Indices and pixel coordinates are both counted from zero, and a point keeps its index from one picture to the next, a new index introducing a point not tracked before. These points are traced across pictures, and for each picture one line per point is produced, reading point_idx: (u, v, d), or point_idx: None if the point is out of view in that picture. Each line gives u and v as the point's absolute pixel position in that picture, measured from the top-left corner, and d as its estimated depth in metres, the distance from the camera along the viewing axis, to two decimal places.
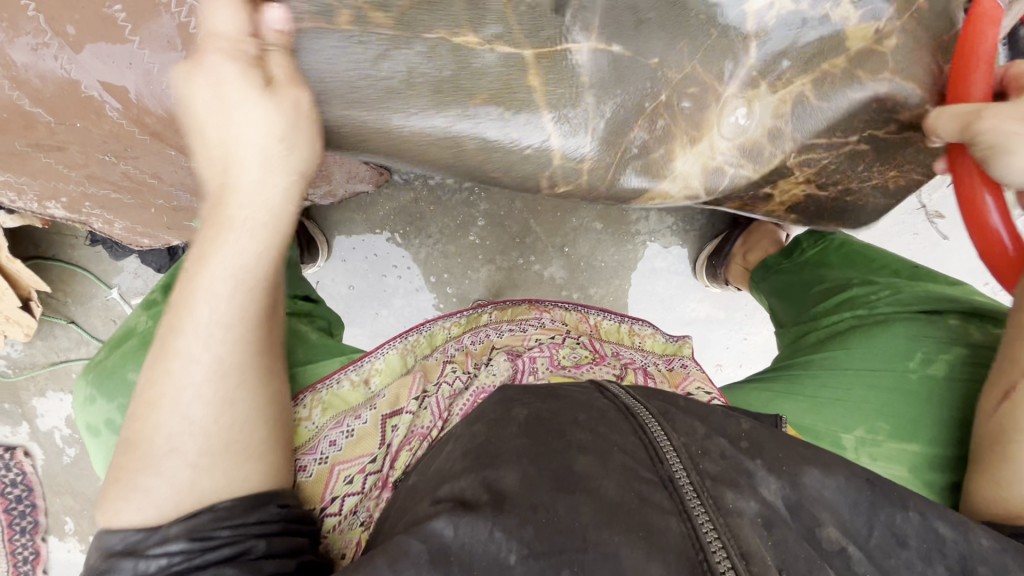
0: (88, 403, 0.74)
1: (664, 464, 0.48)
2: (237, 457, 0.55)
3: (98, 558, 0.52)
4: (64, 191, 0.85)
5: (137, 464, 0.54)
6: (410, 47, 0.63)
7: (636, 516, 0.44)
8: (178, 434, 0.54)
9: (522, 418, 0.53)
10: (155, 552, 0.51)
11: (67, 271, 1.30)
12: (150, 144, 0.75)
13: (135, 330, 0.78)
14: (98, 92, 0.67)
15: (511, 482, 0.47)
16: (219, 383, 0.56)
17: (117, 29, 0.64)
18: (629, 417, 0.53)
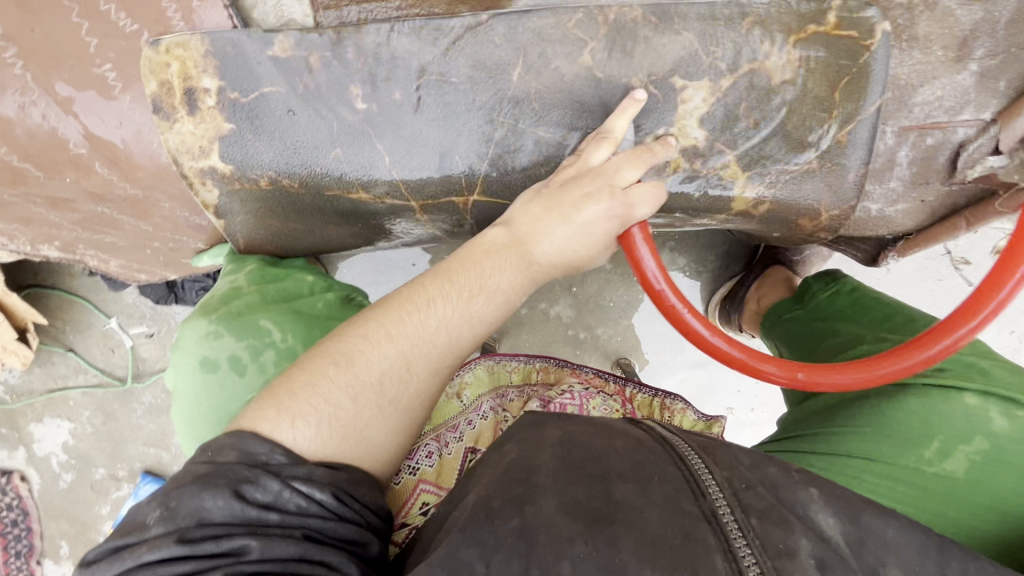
0: (208, 339, 0.75)
1: (707, 498, 0.45)
2: (389, 410, 0.54)
3: (240, 461, 0.47)
4: (58, 235, 0.83)
5: (315, 387, 0.52)
6: (404, 124, 0.64)
7: (680, 552, 0.42)
8: (380, 367, 0.54)
9: (554, 438, 0.51)
10: (299, 487, 0.47)
11: (66, 299, 1.28)
12: (142, 197, 0.70)
13: (244, 289, 0.80)
14: (88, 148, 0.64)
15: (549, 510, 0.45)
16: (454, 318, 0.57)
17: (108, 86, 0.61)
18: (668, 447, 0.50)
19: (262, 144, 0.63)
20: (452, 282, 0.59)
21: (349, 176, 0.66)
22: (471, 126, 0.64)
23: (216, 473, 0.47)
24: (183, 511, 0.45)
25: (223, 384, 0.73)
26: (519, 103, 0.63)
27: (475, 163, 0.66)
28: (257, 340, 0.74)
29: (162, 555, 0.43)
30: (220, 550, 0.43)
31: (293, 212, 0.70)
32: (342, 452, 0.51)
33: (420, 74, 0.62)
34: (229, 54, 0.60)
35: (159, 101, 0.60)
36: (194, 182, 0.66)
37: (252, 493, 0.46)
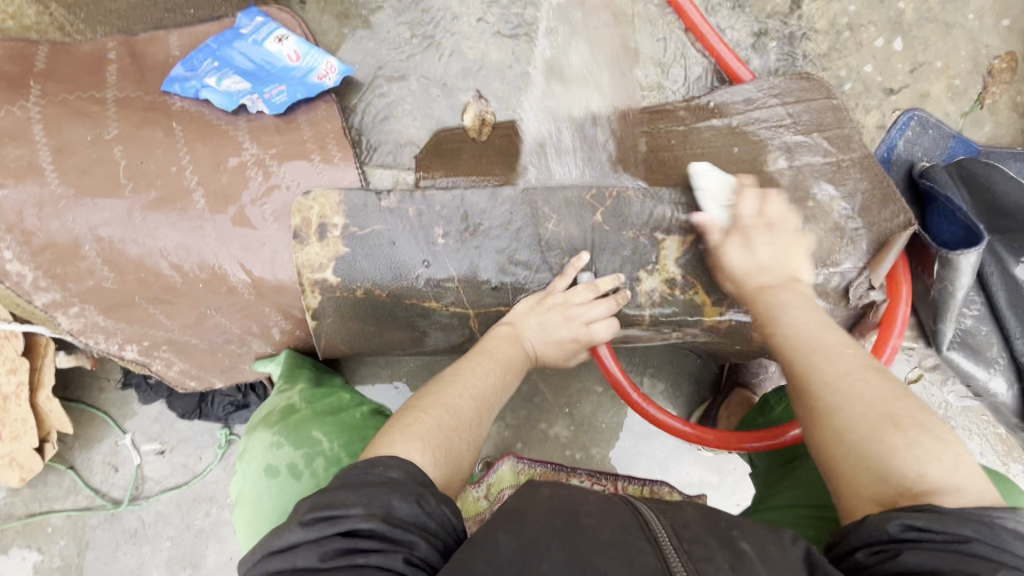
0: (273, 449, 0.87)
1: (651, 529, 0.62)
2: (464, 437, 0.73)
3: (384, 472, 0.61)
4: (150, 337, 0.97)
5: (414, 420, 0.71)
6: (468, 255, 0.89)
7: (623, 551, 0.58)
8: (457, 404, 0.75)
9: (546, 493, 0.68)
10: (427, 499, 0.61)
11: (87, 413, 1.33)
12: (251, 303, 0.89)
13: (299, 406, 0.94)
14: (227, 262, 0.84)
15: (530, 532, 0.61)
16: (498, 389, 0.82)
17: (261, 220, 0.84)
18: (627, 503, 0.68)
19: (363, 265, 0.86)
20: (495, 365, 0.83)
21: (425, 290, 0.88)
22: (516, 257, 0.90)
23: (363, 481, 0.60)
24: (348, 501, 0.58)
25: (282, 487, 0.83)
26: (550, 244, 0.90)
27: (517, 284, 0.90)
28: (310, 448, 0.86)
29: (327, 532, 0.56)
30: (373, 534, 0.56)
31: (374, 318, 0.90)
32: (449, 476, 0.69)
33: (484, 222, 0.89)
34: (355, 202, 0.86)
35: (299, 231, 0.84)
36: (307, 289, 0.85)
37: (397, 498, 0.59)
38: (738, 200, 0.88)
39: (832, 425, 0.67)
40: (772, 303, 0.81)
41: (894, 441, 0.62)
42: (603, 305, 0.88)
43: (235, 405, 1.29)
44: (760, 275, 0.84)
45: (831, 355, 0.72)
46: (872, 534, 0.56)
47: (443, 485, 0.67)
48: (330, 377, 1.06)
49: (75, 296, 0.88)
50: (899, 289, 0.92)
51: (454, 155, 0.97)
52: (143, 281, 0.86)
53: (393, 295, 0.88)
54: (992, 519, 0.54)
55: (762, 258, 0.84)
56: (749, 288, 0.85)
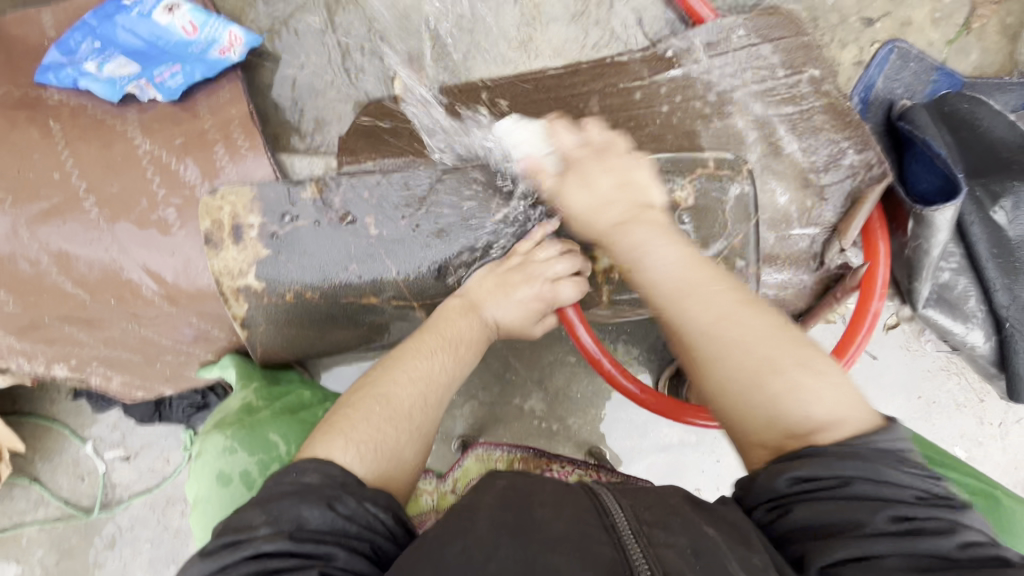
0: (224, 453, 0.80)
1: (609, 515, 0.58)
2: (404, 427, 0.69)
3: (302, 485, 0.59)
4: (76, 355, 0.90)
5: (338, 418, 0.68)
6: (404, 242, 0.81)
7: (580, 545, 0.54)
8: (393, 394, 0.71)
9: (502, 485, 0.64)
10: (342, 509, 0.58)
11: (42, 425, 1.28)
12: (173, 313, 0.81)
13: (255, 405, 0.88)
14: (137, 274, 0.76)
15: (483, 530, 0.57)
16: (450, 365, 0.76)
17: (167, 223, 0.75)
18: (586, 488, 0.63)
19: (289, 264, 0.78)
20: (447, 342, 0.77)
21: (361, 284, 0.81)
22: (458, 241, 0.82)
23: (271, 495, 0.59)
24: (259, 522, 0.56)
25: (233, 496, 0.78)
26: (495, 223, 0.83)
27: (462, 269, 0.83)
28: (266, 454, 0.81)
29: (232, 559, 0.54)
30: (284, 555, 0.54)
31: (310, 319, 0.83)
32: (388, 469, 0.66)
33: (419, 205, 0.81)
34: (272, 194, 0.77)
35: (211, 234, 0.75)
36: (230, 297, 0.78)
37: (309, 513, 0.57)
38: (653, 142, 0.81)
39: (709, 375, 0.62)
40: (634, 244, 0.71)
41: (775, 388, 0.58)
42: (564, 264, 0.80)
43: (194, 406, 1.24)
44: (607, 211, 0.74)
45: (706, 291, 0.65)
46: (764, 492, 0.56)
47: (378, 481, 0.64)
48: (290, 374, 1.00)
49: None
50: (877, 244, 0.82)
51: (383, 132, 0.87)
52: (49, 301, 0.78)
53: (326, 293, 0.80)
54: (865, 444, 0.54)
55: (652, 193, 0.74)
56: (598, 228, 0.74)
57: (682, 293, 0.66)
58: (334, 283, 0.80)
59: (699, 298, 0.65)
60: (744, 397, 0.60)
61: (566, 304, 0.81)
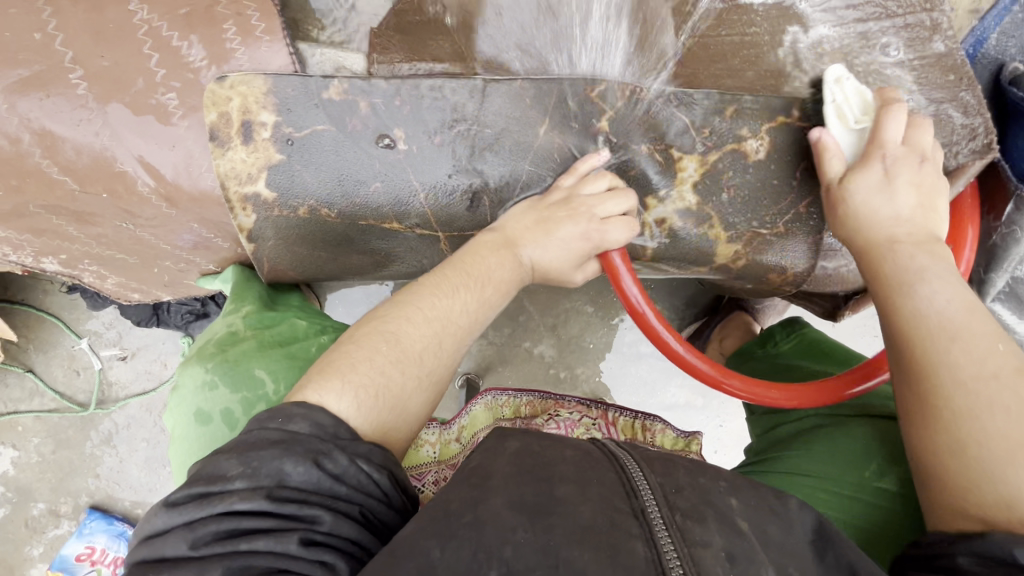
0: (205, 389, 0.76)
1: (638, 497, 0.54)
2: (413, 374, 0.64)
3: (291, 437, 0.56)
4: (65, 249, 0.83)
5: (342, 356, 0.63)
6: (437, 165, 0.71)
7: (606, 538, 0.50)
8: (404, 335, 0.65)
9: (513, 449, 0.60)
10: (329, 469, 0.55)
11: (34, 316, 1.23)
12: (173, 216, 0.73)
13: (245, 334, 0.82)
14: (132, 167, 0.67)
15: (496, 505, 0.53)
16: (472, 310, 0.69)
17: (166, 110, 0.65)
18: (612, 459, 0.59)
19: (307, 177, 0.69)
20: (473, 280, 0.70)
21: (385, 207, 0.72)
22: (497, 169, 0.73)
23: (254, 443, 0.55)
24: (239, 478, 0.53)
25: (214, 435, 0.74)
26: (540, 153, 0.73)
27: (498, 201, 0.74)
28: (251, 391, 0.76)
29: (204, 512, 0.52)
30: (265, 517, 0.52)
31: (324, 240, 0.75)
32: (390, 419, 0.62)
33: (456, 123, 0.70)
34: (290, 89, 0.66)
35: (217, 129, 0.65)
36: (236, 206, 0.69)
37: (292, 473, 0.54)
38: (879, 125, 0.69)
39: (945, 429, 0.56)
40: (906, 268, 0.64)
41: (991, 460, 0.53)
42: (615, 202, 0.71)
43: (193, 315, 1.19)
44: (894, 223, 0.67)
45: (977, 341, 0.58)
46: (990, 548, 0.49)
47: (376, 431, 0.61)
48: (287, 296, 0.93)
49: None
50: (964, 230, 0.73)
51: (422, 29, 0.75)
52: (33, 187, 0.69)
53: (345, 212, 0.72)
54: None
55: (903, 204, 0.67)
56: (870, 237, 0.68)
57: (949, 333, 0.59)
58: (354, 204, 0.71)
59: (964, 318, 0.60)
60: (958, 468, 0.55)
61: (611, 248, 0.72)
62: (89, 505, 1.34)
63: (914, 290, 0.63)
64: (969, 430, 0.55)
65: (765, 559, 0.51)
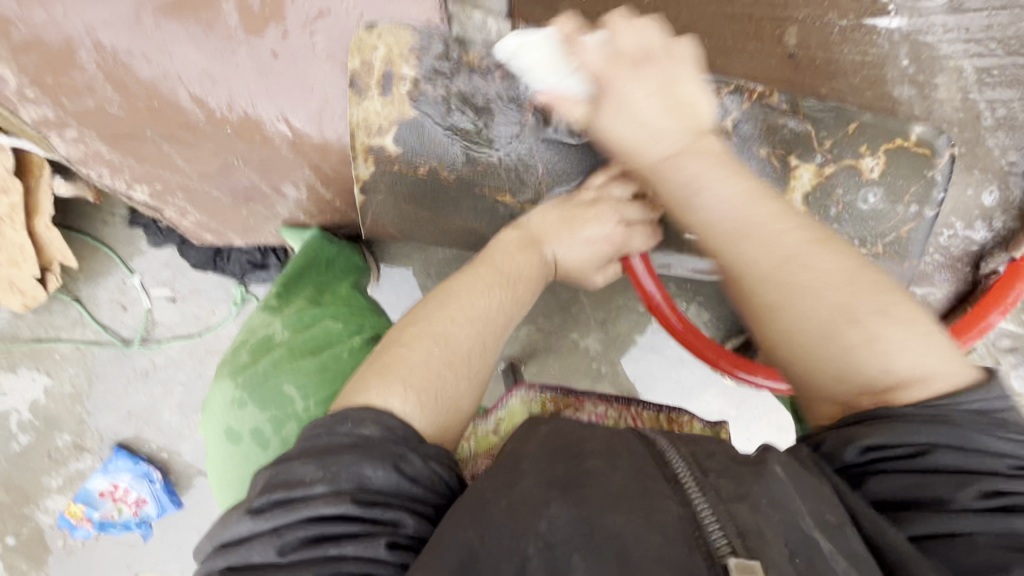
0: (235, 407, 0.77)
1: (670, 466, 0.52)
2: (462, 371, 0.65)
3: (365, 442, 0.54)
4: (162, 179, 0.82)
5: (387, 362, 0.64)
6: (561, 142, 0.71)
7: (641, 501, 0.48)
8: (451, 338, 0.66)
9: (544, 433, 0.58)
10: (405, 471, 0.54)
11: (91, 246, 1.22)
12: (289, 158, 0.73)
13: (279, 340, 0.81)
14: (264, 103, 0.67)
15: (527, 485, 0.51)
16: (507, 305, 0.71)
17: (310, 51, 0.64)
18: (638, 434, 0.57)
19: (433, 136, 0.68)
20: (505, 279, 0.72)
21: (502, 177, 0.72)
22: None
23: (326, 448, 0.54)
24: (319, 483, 0.51)
25: (247, 454, 0.75)
26: None
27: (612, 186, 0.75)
28: (280, 411, 0.76)
29: (289, 519, 0.50)
30: (351, 524, 0.51)
31: (432, 201, 0.75)
32: (446, 420, 0.63)
33: None
34: (436, 46, 0.66)
35: (358, 77, 0.65)
36: (359, 155, 0.69)
37: (373, 477, 0.52)
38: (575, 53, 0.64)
39: (776, 325, 0.57)
40: (680, 184, 0.62)
41: (852, 339, 0.53)
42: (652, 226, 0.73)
43: (252, 265, 1.18)
44: (655, 143, 0.62)
45: (769, 231, 0.58)
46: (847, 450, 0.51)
47: (437, 433, 0.62)
48: (332, 286, 0.90)
49: (70, 117, 0.71)
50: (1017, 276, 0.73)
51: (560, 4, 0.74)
52: (156, 110, 0.69)
53: (463, 176, 0.72)
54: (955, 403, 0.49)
55: (805, 279, 0.55)
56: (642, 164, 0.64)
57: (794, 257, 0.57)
58: (472, 169, 0.71)
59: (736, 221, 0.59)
60: (821, 359, 0.55)
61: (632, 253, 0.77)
62: (115, 443, 1.32)
63: (700, 197, 0.61)
64: (792, 327, 0.56)
65: (803, 510, 0.46)
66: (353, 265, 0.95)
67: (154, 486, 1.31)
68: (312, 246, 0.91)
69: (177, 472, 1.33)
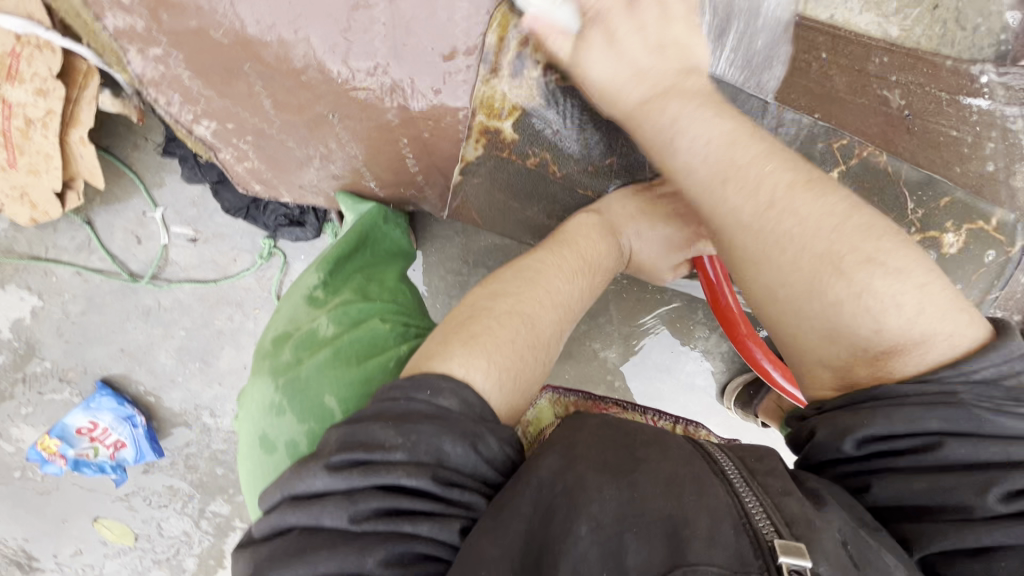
0: (271, 415, 0.70)
1: (716, 462, 0.51)
2: (539, 355, 0.63)
3: (457, 411, 0.53)
4: (239, 118, 0.76)
5: (472, 335, 0.60)
6: None
7: (691, 491, 0.48)
8: (535, 319, 0.63)
9: (594, 422, 0.57)
10: (483, 449, 0.52)
11: (114, 168, 1.14)
12: (391, 126, 0.70)
13: (325, 341, 0.75)
14: (384, 65, 0.63)
15: (587, 470, 0.51)
16: (584, 295, 0.68)
17: (448, 21, 0.61)
18: (686, 438, 0.56)
19: (551, 132, 0.67)
20: (587, 265, 0.68)
21: (607, 182, 0.71)
22: None
23: (405, 414, 0.52)
24: (397, 451, 0.49)
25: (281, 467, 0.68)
26: None
27: None
28: (319, 423, 0.68)
29: (367, 482, 0.48)
30: (428, 502, 0.49)
31: (526, 193, 0.73)
32: (517, 402, 0.60)
33: None
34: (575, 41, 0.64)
35: (491, 56, 0.63)
36: (472, 136, 0.67)
37: (452, 454, 0.50)
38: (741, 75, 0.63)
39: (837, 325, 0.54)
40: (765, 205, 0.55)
41: (840, 292, 0.52)
42: None
43: (288, 220, 1.13)
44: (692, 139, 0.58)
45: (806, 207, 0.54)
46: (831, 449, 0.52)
47: (508, 413, 0.59)
48: (381, 271, 0.86)
49: (164, 35, 0.66)
50: None
51: None
52: (263, 47, 0.64)
53: (570, 172, 0.70)
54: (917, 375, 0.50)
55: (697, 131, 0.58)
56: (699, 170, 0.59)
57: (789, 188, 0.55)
58: (582, 164, 0.70)
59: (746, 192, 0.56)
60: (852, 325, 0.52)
61: (707, 257, 0.72)
62: (101, 379, 1.24)
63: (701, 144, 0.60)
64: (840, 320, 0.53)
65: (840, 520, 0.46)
66: (400, 248, 0.92)
67: (135, 431, 1.23)
68: (361, 220, 0.85)
69: (161, 419, 1.26)
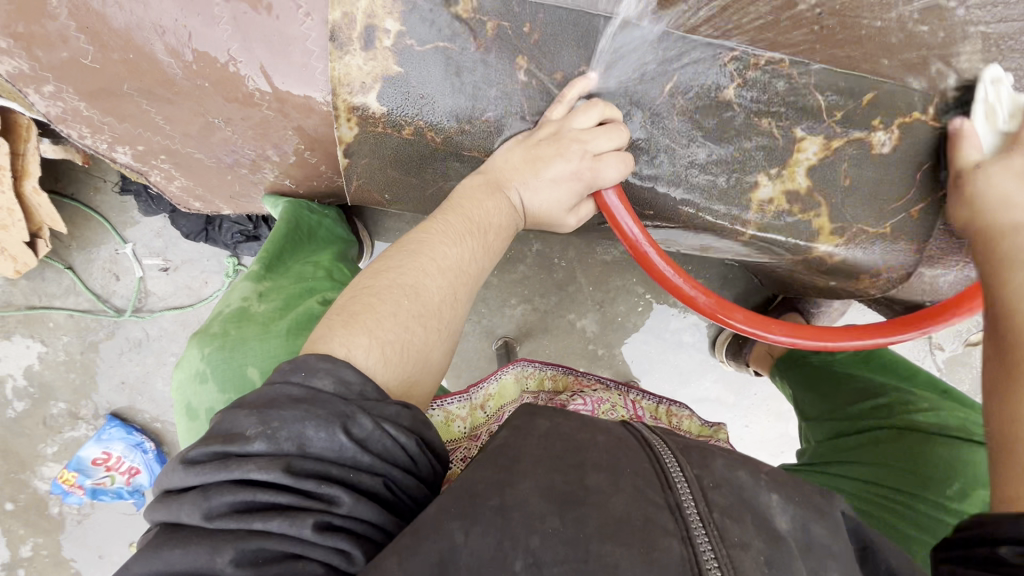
0: (194, 383, 0.70)
1: (673, 490, 0.45)
2: (432, 325, 0.60)
3: (331, 395, 0.49)
4: (145, 140, 0.78)
5: (351, 315, 0.57)
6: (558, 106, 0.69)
7: (641, 534, 0.42)
8: (423, 289, 0.60)
9: (543, 429, 0.51)
10: (354, 432, 0.48)
11: (82, 212, 1.22)
12: (273, 120, 0.71)
13: (254, 317, 0.76)
14: (243, 58, 0.65)
15: (525, 489, 0.44)
16: (478, 256, 0.65)
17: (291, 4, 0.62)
18: (646, 447, 0.50)
19: (417, 95, 0.66)
20: (475, 226, 0.65)
21: (491, 135, 0.69)
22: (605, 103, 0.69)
23: (272, 400, 0.48)
24: (251, 449, 0.46)
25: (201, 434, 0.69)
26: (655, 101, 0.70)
27: None
28: (238, 392, 0.69)
29: (219, 477, 0.45)
30: (287, 500, 0.44)
31: (416, 164, 0.72)
32: (412, 374, 0.58)
33: (575, 63, 0.68)
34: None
35: (338, 31, 0.63)
36: (342, 115, 0.67)
37: (313, 441, 0.46)
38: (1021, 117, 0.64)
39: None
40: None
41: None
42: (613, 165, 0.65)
43: (244, 236, 1.16)
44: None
45: None
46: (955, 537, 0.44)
47: (401, 387, 0.56)
48: (314, 256, 0.88)
49: (47, 71, 0.69)
50: None
51: None
52: (133, 63, 0.67)
53: (448, 129, 0.68)
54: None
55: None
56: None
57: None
58: (455, 120, 0.68)
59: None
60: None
61: (604, 188, 0.67)
62: (109, 412, 1.31)
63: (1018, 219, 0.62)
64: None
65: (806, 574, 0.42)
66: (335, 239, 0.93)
67: (147, 456, 1.31)
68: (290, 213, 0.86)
69: (170, 442, 1.33)
